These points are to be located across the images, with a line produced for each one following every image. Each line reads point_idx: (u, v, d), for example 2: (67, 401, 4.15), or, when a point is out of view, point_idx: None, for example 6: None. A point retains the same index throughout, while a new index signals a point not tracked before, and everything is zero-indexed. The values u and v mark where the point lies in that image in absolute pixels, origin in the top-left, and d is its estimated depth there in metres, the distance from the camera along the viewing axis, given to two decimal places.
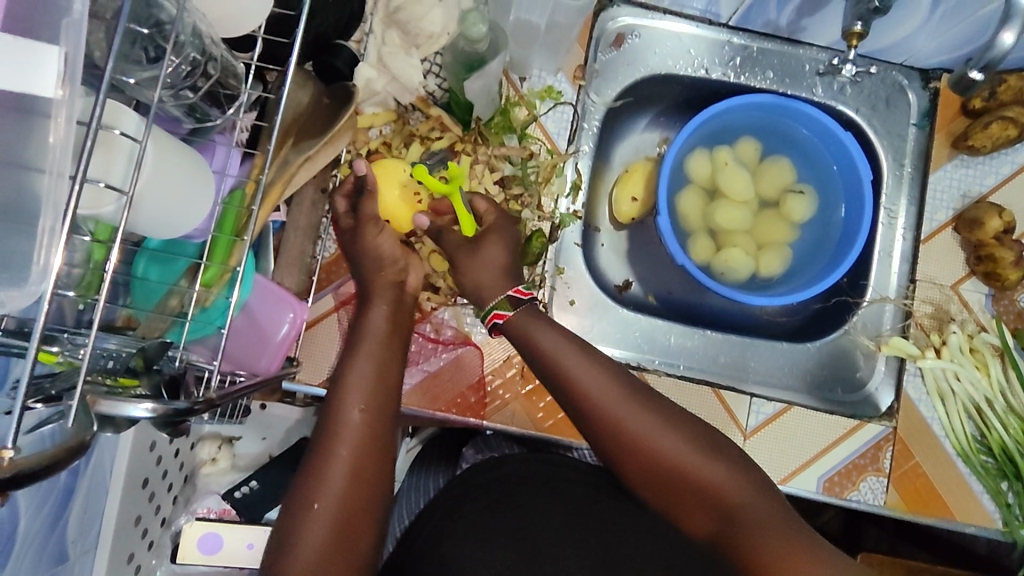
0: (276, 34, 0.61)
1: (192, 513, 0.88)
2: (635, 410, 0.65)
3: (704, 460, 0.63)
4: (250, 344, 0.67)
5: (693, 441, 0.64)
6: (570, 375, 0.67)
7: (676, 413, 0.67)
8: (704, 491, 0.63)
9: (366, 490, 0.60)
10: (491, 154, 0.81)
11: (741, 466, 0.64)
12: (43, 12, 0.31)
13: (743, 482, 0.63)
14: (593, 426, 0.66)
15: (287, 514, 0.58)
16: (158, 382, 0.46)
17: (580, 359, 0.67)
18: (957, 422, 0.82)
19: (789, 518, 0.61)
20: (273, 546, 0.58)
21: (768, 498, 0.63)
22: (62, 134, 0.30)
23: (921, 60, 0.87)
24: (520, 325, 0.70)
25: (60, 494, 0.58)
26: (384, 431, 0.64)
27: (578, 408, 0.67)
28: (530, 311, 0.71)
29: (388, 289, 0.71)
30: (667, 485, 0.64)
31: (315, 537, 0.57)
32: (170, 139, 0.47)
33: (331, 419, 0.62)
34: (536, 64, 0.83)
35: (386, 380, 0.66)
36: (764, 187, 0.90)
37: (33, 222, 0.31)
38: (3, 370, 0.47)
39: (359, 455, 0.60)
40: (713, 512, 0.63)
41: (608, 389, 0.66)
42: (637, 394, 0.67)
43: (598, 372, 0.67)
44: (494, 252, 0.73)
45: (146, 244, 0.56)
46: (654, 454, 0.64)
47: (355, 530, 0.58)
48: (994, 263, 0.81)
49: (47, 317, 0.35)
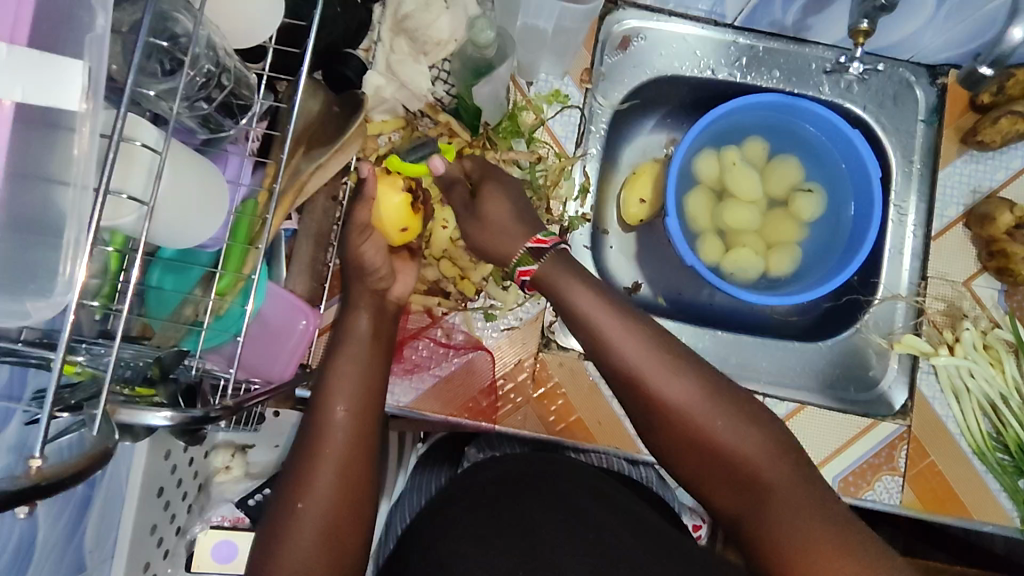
0: (288, 44, 0.62)
1: (207, 522, 0.89)
2: (671, 378, 0.62)
3: (738, 436, 0.60)
4: (266, 351, 0.69)
5: (728, 412, 0.61)
6: (600, 337, 0.64)
7: (715, 383, 0.63)
8: (734, 468, 0.60)
9: (356, 490, 0.60)
10: (499, 158, 0.80)
11: (777, 444, 0.61)
12: (60, 26, 0.31)
13: (776, 462, 0.60)
14: (627, 392, 0.64)
15: (276, 513, 0.58)
16: (175, 392, 0.47)
17: (614, 325, 0.64)
18: (972, 419, 0.82)
19: (821, 502, 0.57)
20: (260, 546, 0.58)
21: (799, 475, 0.59)
22: (85, 147, 0.31)
23: (928, 57, 0.87)
24: (552, 277, 0.67)
25: (78, 503, 0.59)
26: (373, 430, 0.64)
27: (610, 373, 0.65)
28: (562, 258, 0.68)
29: (371, 298, 0.73)
30: (695, 457, 0.62)
31: (306, 537, 0.57)
32: (184, 150, 0.48)
33: (317, 420, 0.62)
34: (543, 69, 0.84)
35: (372, 378, 0.66)
36: (772, 186, 0.90)
37: (57, 235, 0.32)
38: (21, 381, 0.47)
39: (345, 456, 0.60)
40: (738, 486, 0.60)
41: (646, 354, 0.63)
42: (678, 359, 0.63)
43: (636, 338, 0.64)
44: (499, 203, 0.71)
45: (159, 254, 0.56)
46: (688, 424, 0.61)
47: (348, 528, 0.59)
48: (1006, 258, 0.81)
49: (72, 329, 0.35)
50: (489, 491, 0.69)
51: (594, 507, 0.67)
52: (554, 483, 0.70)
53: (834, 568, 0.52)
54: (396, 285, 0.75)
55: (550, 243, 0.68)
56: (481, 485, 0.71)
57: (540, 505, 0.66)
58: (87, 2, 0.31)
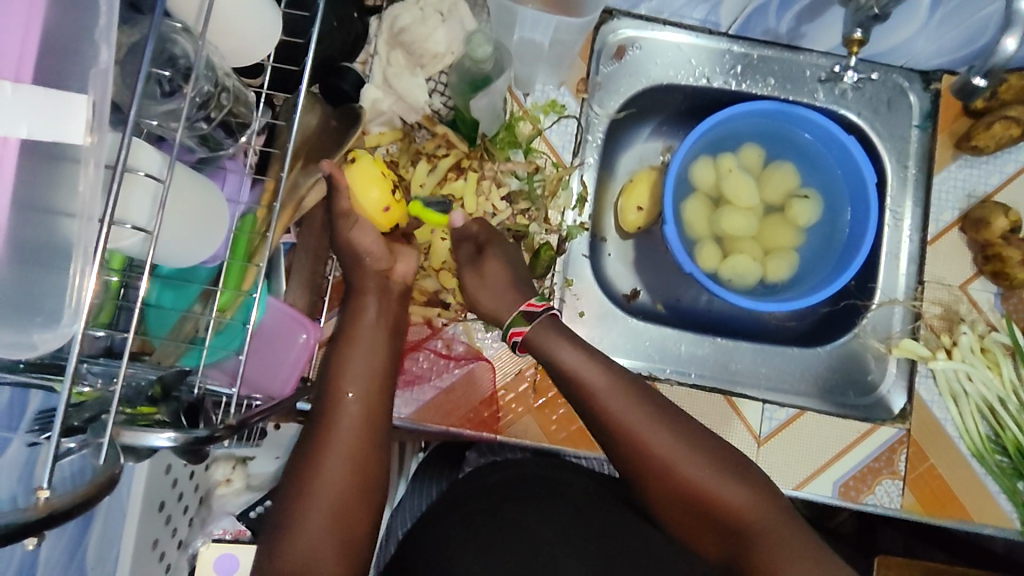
0: (286, 61, 0.62)
1: (209, 535, 0.89)
2: (655, 430, 0.65)
3: (722, 482, 0.62)
4: (266, 367, 0.68)
5: (704, 451, 0.64)
6: (584, 389, 0.67)
7: (696, 433, 0.66)
8: (720, 513, 0.62)
9: (365, 487, 0.64)
10: (496, 169, 0.82)
11: (758, 487, 0.63)
12: (67, 60, 0.31)
13: (759, 505, 0.61)
14: (613, 444, 0.66)
15: (287, 505, 0.62)
16: (177, 410, 0.47)
17: (600, 376, 0.67)
18: (971, 422, 0.82)
19: (802, 535, 0.60)
20: (270, 534, 0.62)
21: (770, 513, 0.61)
22: (91, 180, 0.31)
23: (922, 63, 0.87)
24: (539, 338, 0.70)
25: (79, 523, 0.59)
26: (382, 430, 0.67)
27: (600, 429, 0.67)
28: (552, 320, 0.71)
29: (372, 280, 0.71)
30: (682, 505, 0.63)
31: (312, 533, 0.60)
32: (186, 174, 0.48)
33: (328, 409, 0.65)
34: (539, 80, 0.84)
35: (379, 372, 0.69)
36: (770, 193, 0.90)
37: (63, 267, 0.32)
38: (21, 403, 0.47)
39: (353, 449, 0.64)
40: (720, 526, 0.62)
41: (621, 400, 0.66)
42: (656, 405, 0.66)
43: (618, 385, 0.67)
44: (495, 269, 0.74)
45: (157, 271, 0.56)
46: (672, 474, 0.63)
47: (351, 522, 0.63)
48: (1002, 262, 0.81)
49: (79, 356, 0.35)
50: (490, 499, 0.69)
51: (594, 516, 0.67)
52: (554, 493, 0.70)
53: None
54: (398, 267, 0.73)
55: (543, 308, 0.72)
56: (484, 494, 0.71)
57: (541, 518, 0.66)
58: (90, 34, 0.31)
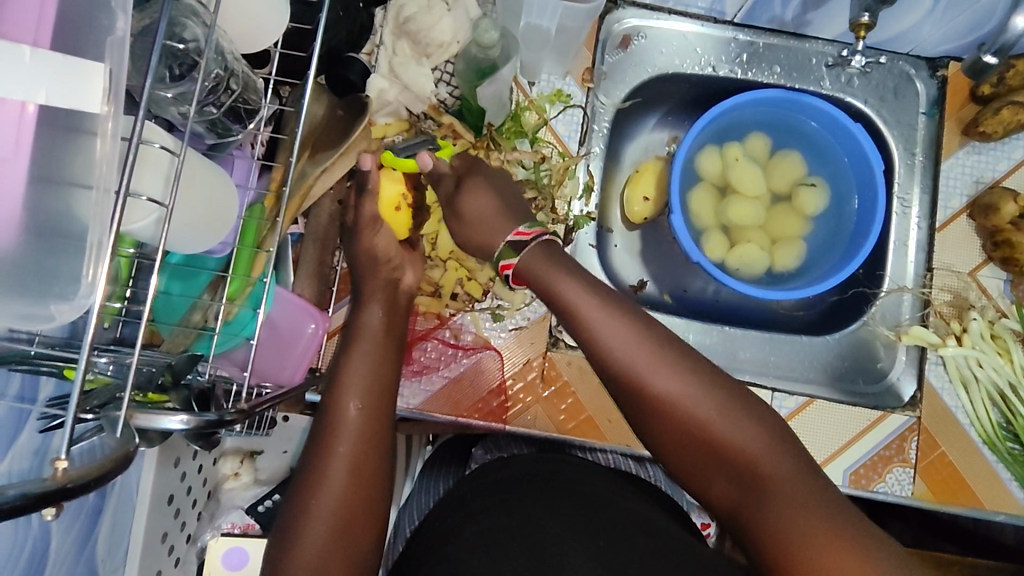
0: (294, 49, 0.62)
1: (218, 528, 0.88)
2: (663, 371, 0.61)
3: (736, 427, 0.59)
4: (275, 355, 0.69)
5: (724, 405, 0.60)
6: (587, 327, 0.64)
7: (706, 373, 0.62)
8: (735, 462, 0.59)
9: (368, 486, 0.60)
10: (503, 159, 0.80)
11: (773, 434, 0.60)
12: (81, 32, 0.31)
13: (776, 455, 0.58)
14: (620, 386, 0.63)
15: (290, 512, 0.59)
16: (188, 397, 0.47)
17: (604, 316, 0.64)
18: (982, 410, 0.82)
19: (823, 495, 0.56)
20: (275, 542, 0.59)
21: (801, 472, 0.58)
22: (107, 150, 0.31)
23: (928, 50, 0.87)
24: (536, 269, 0.67)
25: (89, 515, 0.59)
26: (387, 427, 0.63)
27: (603, 365, 0.64)
28: (546, 248, 0.68)
29: (381, 287, 0.71)
30: (693, 451, 0.61)
31: (315, 536, 0.57)
32: (199, 157, 0.48)
33: (330, 409, 0.62)
34: (545, 69, 0.85)
35: (383, 370, 0.65)
36: (776, 181, 0.90)
37: (81, 239, 0.32)
38: (33, 390, 0.47)
39: (359, 450, 0.60)
40: (734, 475, 0.59)
41: (626, 340, 0.62)
42: (676, 357, 0.62)
43: (630, 335, 0.63)
44: (480, 199, 0.71)
45: (168, 259, 0.57)
46: (683, 420, 0.60)
47: (359, 524, 0.59)
48: (1011, 248, 0.81)
49: (95, 335, 0.35)
50: (497, 492, 0.69)
51: (600, 508, 0.67)
52: (563, 485, 0.70)
53: (834, 555, 0.52)
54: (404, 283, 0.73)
55: (533, 235, 0.68)
56: (495, 486, 0.70)
57: (550, 507, 0.66)
58: (106, 5, 0.31)
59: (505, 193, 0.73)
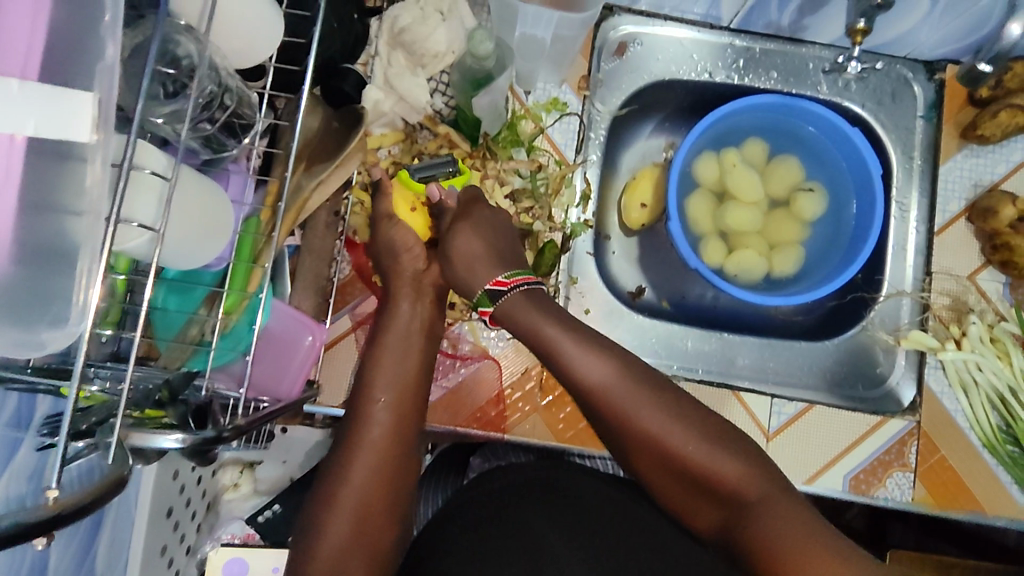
0: (289, 62, 0.62)
1: (218, 539, 0.88)
2: (642, 402, 0.63)
3: (713, 454, 0.61)
4: (272, 368, 0.68)
5: (701, 434, 0.62)
6: (566, 363, 0.66)
7: (681, 404, 0.64)
8: (715, 486, 0.60)
9: (390, 485, 0.67)
10: (500, 168, 0.82)
11: (751, 460, 0.61)
12: (69, 57, 0.31)
13: (753, 479, 0.60)
14: (600, 420, 0.65)
15: (318, 503, 0.65)
16: (184, 414, 0.47)
17: (582, 351, 0.65)
18: (982, 413, 0.81)
19: (804, 512, 0.57)
20: (301, 534, 0.65)
21: (780, 493, 0.59)
22: (98, 176, 0.32)
23: (925, 53, 0.87)
24: (510, 310, 0.69)
25: (87, 532, 0.58)
26: (412, 427, 0.70)
27: (584, 399, 0.66)
28: (524, 296, 0.69)
29: (406, 286, 0.73)
30: (676, 479, 0.62)
31: (338, 530, 0.63)
32: (194, 175, 0.48)
33: (361, 409, 0.69)
34: (541, 78, 0.84)
35: (411, 372, 0.72)
36: (774, 188, 0.90)
37: (71, 265, 0.32)
38: (29, 410, 0.47)
39: (381, 451, 0.67)
40: (716, 500, 0.60)
41: (605, 374, 0.64)
42: (653, 388, 0.64)
43: (609, 368, 0.65)
44: (464, 241, 0.70)
45: (163, 274, 0.55)
46: (663, 449, 0.62)
47: (375, 522, 0.65)
48: (1011, 251, 0.81)
49: (88, 356, 0.36)
50: (494, 502, 0.68)
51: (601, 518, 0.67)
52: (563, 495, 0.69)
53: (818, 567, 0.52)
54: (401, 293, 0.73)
55: (512, 285, 0.69)
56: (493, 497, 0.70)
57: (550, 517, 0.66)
58: (96, 29, 0.31)
59: (496, 236, 0.72)
